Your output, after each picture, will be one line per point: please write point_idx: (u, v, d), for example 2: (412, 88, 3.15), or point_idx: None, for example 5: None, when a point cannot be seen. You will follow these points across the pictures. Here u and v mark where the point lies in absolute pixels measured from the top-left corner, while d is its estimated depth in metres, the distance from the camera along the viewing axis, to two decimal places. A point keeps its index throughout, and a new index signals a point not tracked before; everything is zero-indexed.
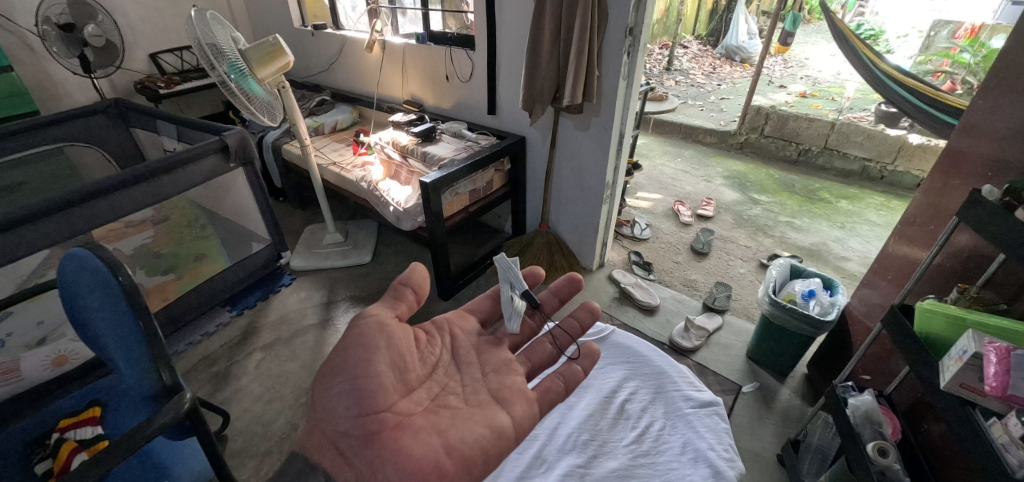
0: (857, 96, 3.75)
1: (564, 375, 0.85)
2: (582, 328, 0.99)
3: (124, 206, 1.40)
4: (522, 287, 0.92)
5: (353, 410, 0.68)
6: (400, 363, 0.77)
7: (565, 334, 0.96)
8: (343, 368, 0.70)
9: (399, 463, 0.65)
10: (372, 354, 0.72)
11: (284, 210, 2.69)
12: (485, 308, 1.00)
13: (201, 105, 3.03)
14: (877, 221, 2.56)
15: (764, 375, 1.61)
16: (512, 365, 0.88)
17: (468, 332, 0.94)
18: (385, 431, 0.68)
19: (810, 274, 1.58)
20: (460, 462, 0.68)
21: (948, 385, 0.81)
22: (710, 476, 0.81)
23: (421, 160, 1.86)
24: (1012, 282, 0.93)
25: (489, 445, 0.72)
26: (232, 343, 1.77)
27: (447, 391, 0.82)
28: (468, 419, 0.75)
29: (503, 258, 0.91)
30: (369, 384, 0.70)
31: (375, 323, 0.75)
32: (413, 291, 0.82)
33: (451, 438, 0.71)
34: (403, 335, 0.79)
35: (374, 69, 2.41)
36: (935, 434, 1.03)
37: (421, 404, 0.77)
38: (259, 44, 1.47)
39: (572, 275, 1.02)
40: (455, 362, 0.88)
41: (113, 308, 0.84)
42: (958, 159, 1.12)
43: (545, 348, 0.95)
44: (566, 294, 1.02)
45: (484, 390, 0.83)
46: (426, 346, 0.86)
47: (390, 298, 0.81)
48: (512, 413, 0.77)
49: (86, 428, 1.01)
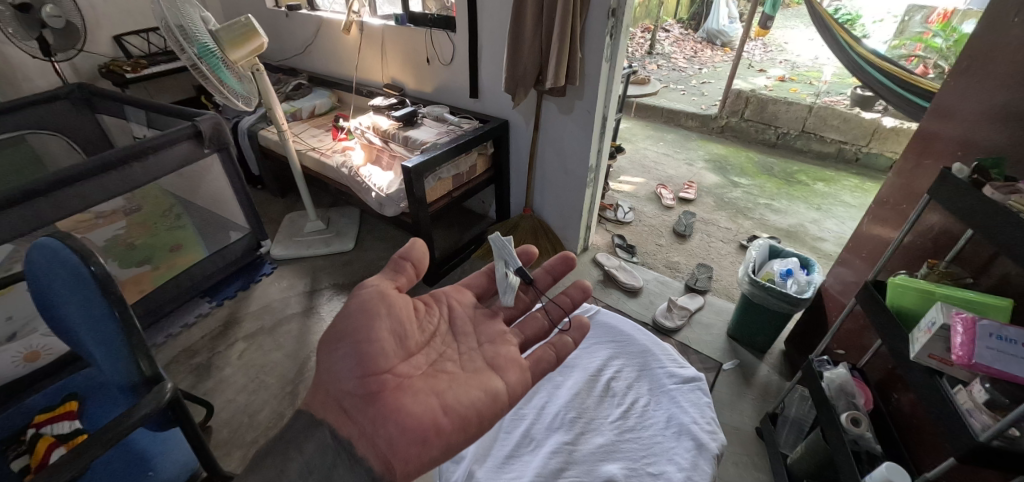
0: (834, 81, 3.82)
1: (555, 345, 0.89)
2: (573, 305, 1.01)
3: (92, 195, 1.34)
4: (517, 264, 0.95)
5: (354, 372, 0.68)
6: (399, 330, 0.76)
7: (557, 307, 1.00)
8: (345, 333, 0.71)
9: (400, 421, 0.66)
10: (373, 320, 0.72)
11: (263, 197, 2.62)
12: (481, 284, 1.00)
13: (172, 90, 2.92)
14: (852, 203, 2.64)
15: (744, 352, 1.66)
16: (506, 337, 0.90)
17: (465, 304, 0.94)
18: (386, 391, 0.69)
19: (787, 253, 1.63)
20: (457, 422, 0.70)
21: (917, 355, 0.86)
22: (694, 449, 0.83)
23: (403, 144, 1.83)
24: (979, 257, 0.97)
25: (484, 407, 0.74)
26: (213, 334, 1.74)
27: (444, 358, 0.82)
28: (465, 383, 0.76)
29: (498, 237, 0.94)
30: (370, 349, 0.70)
31: (377, 292, 0.75)
32: (413, 265, 0.82)
33: (448, 399, 0.72)
34: (403, 306, 0.79)
35: (352, 52, 2.34)
36: (905, 403, 1.08)
37: (420, 368, 0.77)
38: (230, 25, 1.42)
39: (565, 254, 1.02)
40: (452, 332, 0.88)
41: (87, 300, 0.81)
42: (930, 140, 1.15)
43: (538, 321, 0.97)
44: (559, 272, 1.03)
45: (479, 356, 0.84)
46: (424, 314, 0.86)
47: (390, 270, 0.80)
48: (507, 379, 0.79)
49: (63, 422, 0.98)
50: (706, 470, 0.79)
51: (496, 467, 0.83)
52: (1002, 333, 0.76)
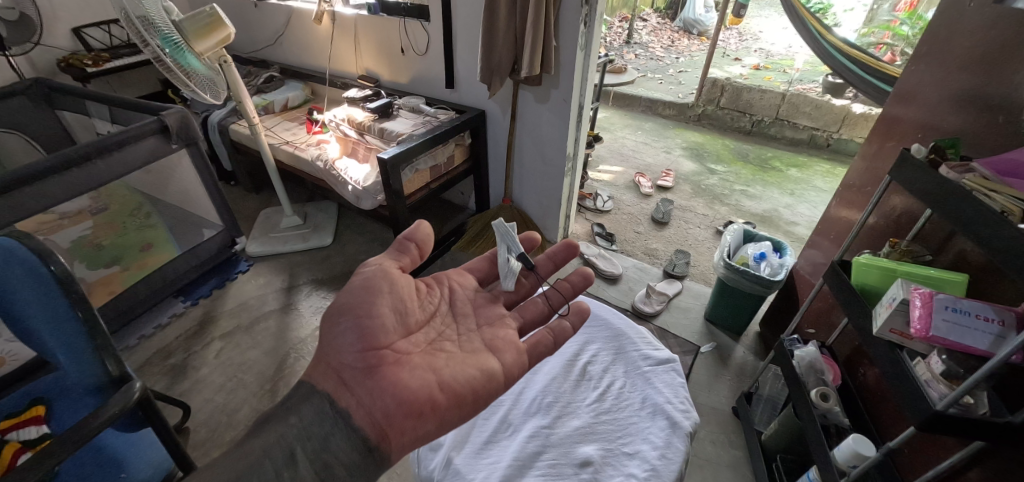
0: (806, 68, 3.91)
1: (554, 331, 0.88)
2: (575, 293, 0.99)
3: (53, 194, 1.28)
4: (518, 250, 0.95)
5: (356, 346, 0.70)
6: (400, 307, 0.79)
7: (558, 293, 0.98)
8: (348, 308, 0.73)
9: (397, 395, 0.68)
10: (375, 296, 0.75)
11: (236, 194, 2.56)
12: (483, 268, 1.01)
13: (137, 85, 2.81)
14: (823, 188, 2.72)
15: (720, 335, 1.70)
16: (505, 320, 0.90)
17: (465, 286, 0.95)
18: (385, 365, 0.71)
19: (761, 237, 1.67)
20: (452, 399, 0.71)
21: (879, 330, 0.89)
22: (668, 427, 0.85)
23: (379, 136, 1.81)
24: (937, 234, 1.01)
25: (479, 386, 0.74)
26: (188, 334, 1.70)
27: (443, 337, 0.83)
28: (461, 362, 0.77)
29: (502, 223, 0.93)
30: (371, 324, 0.72)
31: (380, 271, 0.78)
32: (417, 246, 0.84)
33: (445, 376, 0.73)
34: (405, 285, 0.81)
35: (325, 42, 2.29)
36: (870, 377, 1.13)
37: (419, 346, 0.78)
38: (194, 15, 1.36)
39: (569, 241, 1.03)
40: (452, 312, 0.90)
41: (45, 299, 0.78)
42: (894, 124, 1.19)
43: (537, 307, 0.96)
44: (561, 259, 1.03)
45: (477, 338, 0.85)
46: (425, 294, 0.88)
47: (394, 251, 0.83)
48: (503, 360, 0.79)
49: (29, 428, 0.95)
50: (679, 448, 0.81)
51: (474, 453, 0.83)
52: (956, 305, 0.79)
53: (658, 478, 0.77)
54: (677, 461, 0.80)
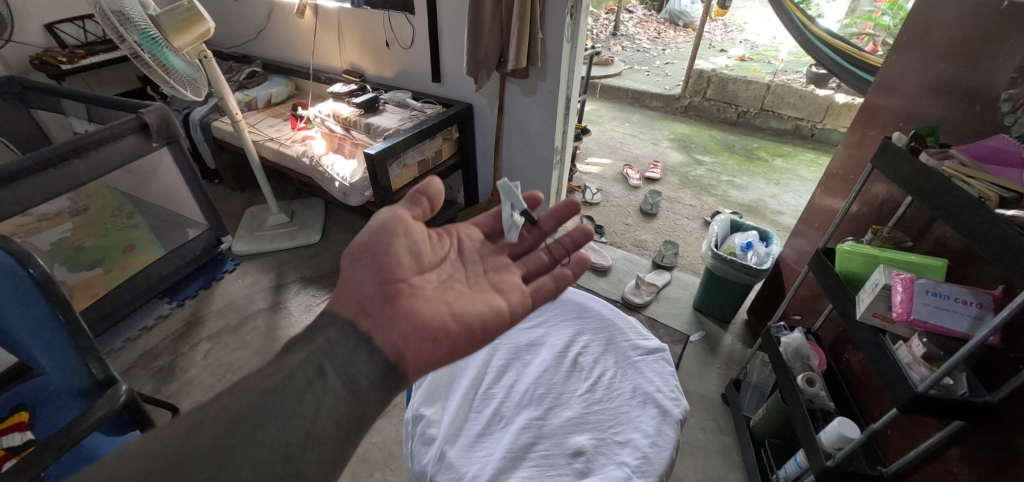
0: (791, 59, 3.94)
1: (558, 277, 0.88)
2: (576, 247, 0.97)
3: (29, 195, 1.25)
4: (522, 207, 0.92)
5: (375, 281, 0.72)
6: (415, 249, 0.78)
7: (561, 247, 0.96)
8: (365, 249, 0.74)
9: (412, 326, 0.69)
10: (392, 238, 0.75)
11: (220, 192, 2.51)
12: (486, 223, 1.00)
13: (114, 82, 2.74)
14: (808, 177, 2.76)
15: (709, 323, 1.73)
16: (511, 268, 0.91)
17: (472, 238, 0.95)
18: (400, 298, 0.73)
19: (747, 227, 1.69)
20: (464, 331, 0.73)
21: (863, 315, 0.90)
22: (658, 416, 0.86)
23: (365, 131, 1.79)
24: (918, 221, 1.03)
25: (489, 321, 0.75)
26: (175, 335, 1.67)
27: (454, 278, 0.84)
28: (471, 299, 0.78)
29: (506, 181, 0.90)
30: (388, 261, 0.74)
31: (395, 216, 0.77)
32: (429, 199, 0.82)
33: (456, 310, 0.74)
34: (419, 231, 0.81)
35: (308, 36, 2.25)
36: (854, 362, 1.15)
37: (431, 283, 0.79)
38: (172, 9, 1.28)
39: (572, 198, 0.99)
40: (461, 259, 0.90)
41: (25, 301, 0.75)
42: (875, 113, 1.21)
43: (540, 258, 0.96)
44: (564, 216, 1.00)
45: (485, 280, 0.86)
46: (437, 241, 0.88)
47: (406, 201, 0.81)
48: (511, 300, 0.80)
49: (12, 434, 0.92)
50: (670, 435, 0.83)
51: (467, 447, 0.83)
52: (937, 289, 0.81)
53: (649, 466, 0.77)
54: (668, 448, 0.81)
